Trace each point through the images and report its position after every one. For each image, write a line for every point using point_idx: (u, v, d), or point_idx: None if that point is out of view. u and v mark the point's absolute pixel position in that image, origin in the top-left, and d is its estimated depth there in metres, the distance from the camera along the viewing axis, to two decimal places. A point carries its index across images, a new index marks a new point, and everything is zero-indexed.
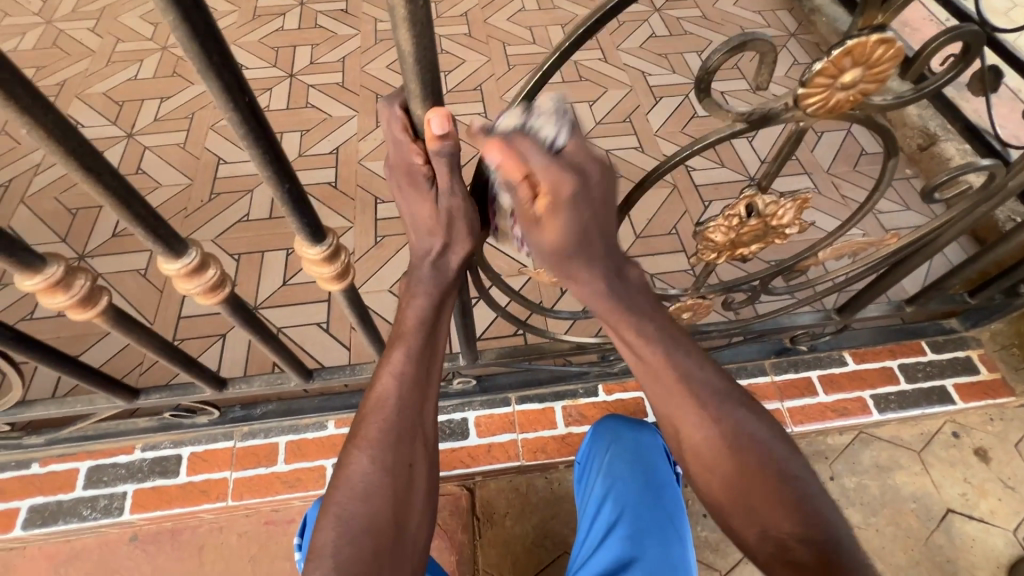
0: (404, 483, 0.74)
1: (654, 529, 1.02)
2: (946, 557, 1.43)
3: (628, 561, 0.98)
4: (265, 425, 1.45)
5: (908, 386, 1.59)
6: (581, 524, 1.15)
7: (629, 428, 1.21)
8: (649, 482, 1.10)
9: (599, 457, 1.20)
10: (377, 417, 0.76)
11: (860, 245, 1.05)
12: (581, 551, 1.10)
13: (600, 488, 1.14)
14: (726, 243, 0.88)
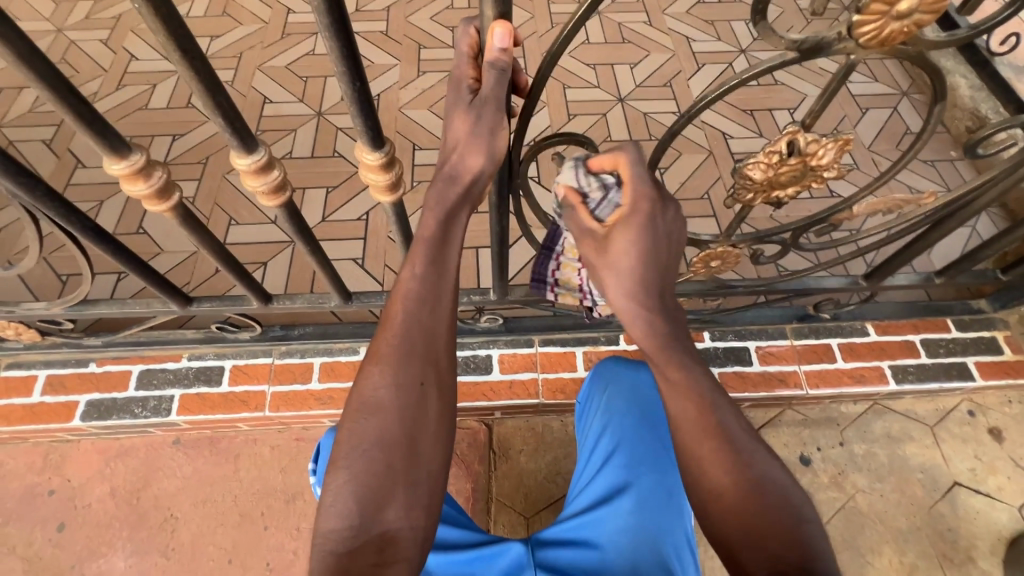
0: (418, 401, 0.69)
1: (650, 459, 1.05)
2: (948, 526, 1.46)
3: (624, 486, 1.02)
4: (302, 346, 1.54)
5: (929, 360, 1.59)
6: (581, 455, 1.19)
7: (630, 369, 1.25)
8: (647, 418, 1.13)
9: (598, 395, 1.22)
10: (392, 331, 0.72)
11: (896, 203, 1.06)
12: (581, 478, 1.14)
13: (599, 422, 1.17)
14: (763, 182, 0.91)
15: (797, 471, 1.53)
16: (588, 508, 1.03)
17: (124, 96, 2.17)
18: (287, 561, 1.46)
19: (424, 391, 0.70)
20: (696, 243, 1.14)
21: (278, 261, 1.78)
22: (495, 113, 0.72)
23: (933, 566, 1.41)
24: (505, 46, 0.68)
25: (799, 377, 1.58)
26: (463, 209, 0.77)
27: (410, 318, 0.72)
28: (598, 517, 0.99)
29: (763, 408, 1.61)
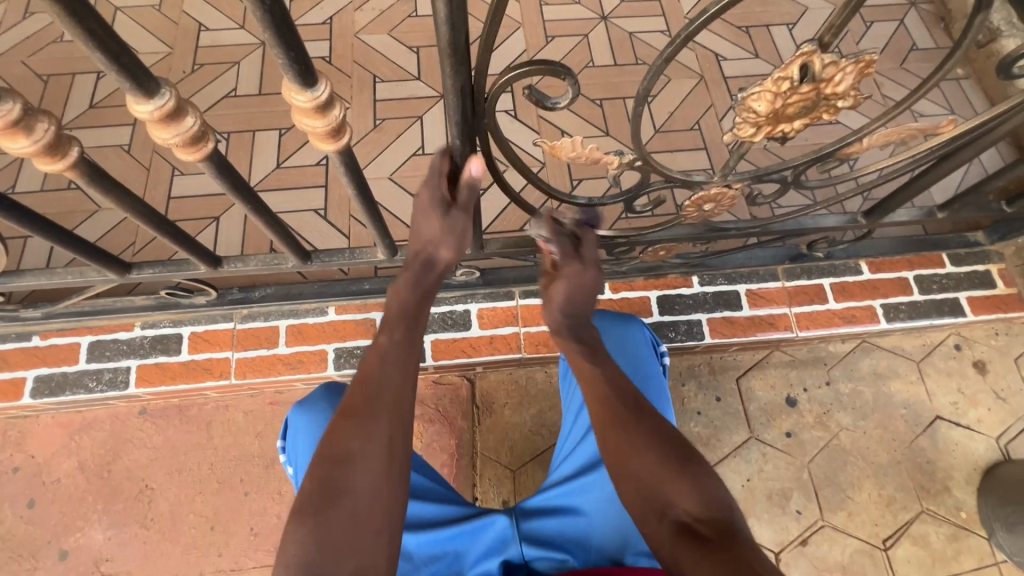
0: (385, 451, 0.72)
1: None
2: (926, 459, 1.48)
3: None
4: (265, 308, 1.43)
5: (921, 297, 1.55)
6: (564, 417, 1.15)
7: (612, 318, 1.19)
8: (634, 376, 1.09)
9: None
10: (361, 389, 0.77)
11: (912, 133, 0.95)
12: (563, 440, 1.13)
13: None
14: (767, 115, 0.79)
15: (782, 412, 1.52)
16: (573, 476, 1.04)
17: (34, 26, 1.88)
18: (271, 525, 1.44)
19: (390, 444, 0.73)
20: (688, 184, 1.02)
21: (232, 215, 1.63)
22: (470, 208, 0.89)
23: (910, 497, 1.44)
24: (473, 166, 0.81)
25: (790, 319, 1.53)
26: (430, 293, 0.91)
27: (378, 376, 0.78)
28: (585, 487, 1.01)
29: (750, 350, 1.57)
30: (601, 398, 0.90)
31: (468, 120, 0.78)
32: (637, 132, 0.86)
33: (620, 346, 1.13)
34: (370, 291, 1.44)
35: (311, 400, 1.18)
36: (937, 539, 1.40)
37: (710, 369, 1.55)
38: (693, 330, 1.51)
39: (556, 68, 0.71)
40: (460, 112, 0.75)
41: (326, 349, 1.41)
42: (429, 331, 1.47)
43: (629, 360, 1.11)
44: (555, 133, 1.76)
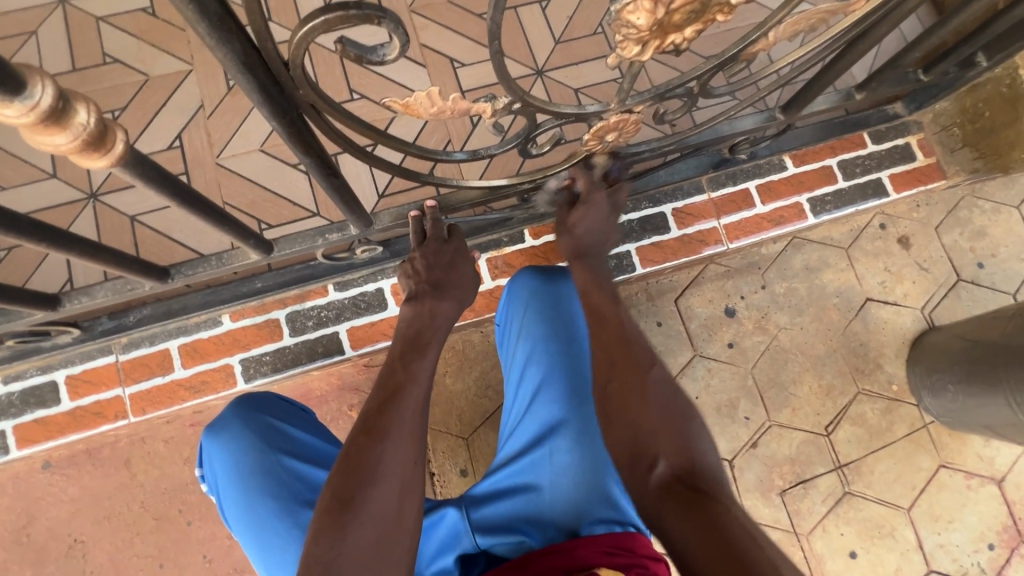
0: (408, 475, 0.74)
1: (581, 388, 0.99)
2: (860, 341, 1.52)
3: (556, 425, 0.96)
4: (147, 332, 1.25)
5: (846, 184, 1.54)
6: (506, 390, 1.08)
7: (541, 280, 1.12)
8: (571, 336, 1.04)
9: (516, 318, 1.10)
10: (386, 407, 0.78)
11: (822, 17, 0.82)
12: (507, 414, 1.06)
13: (521, 352, 1.06)
14: (651, 29, 0.63)
15: (722, 325, 1.51)
16: (523, 452, 0.97)
17: None
18: (225, 547, 1.28)
19: (414, 468, 0.75)
20: (582, 117, 0.88)
21: (81, 225, 1.34)
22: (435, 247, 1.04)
23: (847, 382, 1.50)
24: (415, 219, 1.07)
25: (719, 233, 1.51)
26: (450, 322, 0.99)
27: (399, 404, 0.79)
28: (536, 460, 0.94)
29: (685, 269, 1.51)
30: (614, 343, 0.91)
31: (276, 95, 0.60)
32: (503, 73, 0.69)
33: (554, 307, 1.08)
34: (265, 288, 1.27)
35: (220, 420, 1.02)
36: (872, 415, 1.48)
37: (648, 296, 1.50)
38: (622, 265, 1.47)
39: (361, 11, 0.52)
40: (255, 88, 0.57)
41: (231, 363, 1.26)
42: (343, 320, 1.30)
43: (565, 322, 1.06)
44: (442, 62, 1.52)
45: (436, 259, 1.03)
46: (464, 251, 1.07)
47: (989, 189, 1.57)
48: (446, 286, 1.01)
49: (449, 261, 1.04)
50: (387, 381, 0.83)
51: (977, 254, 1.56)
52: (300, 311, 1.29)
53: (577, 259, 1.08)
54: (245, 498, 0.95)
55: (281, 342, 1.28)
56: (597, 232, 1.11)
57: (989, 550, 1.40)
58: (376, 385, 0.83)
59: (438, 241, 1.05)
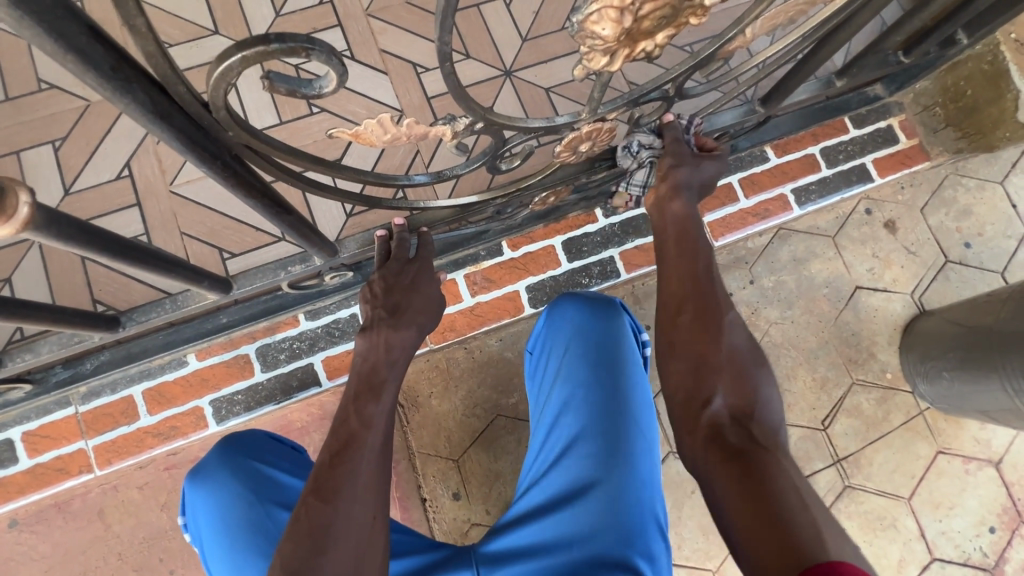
0: (366, 533, 0.68)
1: (619, 446, 0.92)
2: (851, 331, 1.49)
3: (592, 484, 0.89)
4: (107, 380, 1.17)
5: (829, 171, 1.50)
6: (535, 434, 1.02)
7: (589, 316, 1.05)
8: (615, 384, 0.97)
9: (556, 356, 1.03)
10: (339, 459, 0.72)
11: (801, 9, 0.77)
12: (534, 459, 1.00)
13: (559, 395, 0.99)
14: (618, 39, 0.57)
15: None
16: (548, 508, 0.90)
17: None
18: None
19: (373, 523, 0.70)
20: (553, 130, 0.82)
21: (26, 268, 1.24)
22: (395, 268, 0.96)
23: (840, 373, 1.47)
24: (380, 236, 0.99)
25: None
26: (408, 353, 0.90)
27: (353, 454, 0.73)
28: (561, 520, 0.87)
29: None
30: (690, 276, 0.87)
31: (202, 141, 0.53)
32: (460, 94, 0.63)
33: (598, 349, 1.01)
34: (231, 323, 1.19)
35: (206, 467, 0.95)
36: (868, 405, 1.45)
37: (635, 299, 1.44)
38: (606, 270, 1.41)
39: (285, 44, 0.45)
40: (176, 137, 0.50)
41: (201, 405, 1.18)
42: (317, 350, 1.23)
43: (609, 368, 0.99)
44: (405, 68, 1.43)
45: (399, 281, 0.94)
46: (429, 271, 0.98)
47: (973, 165, 1.54)
48: (409, 313, 0.91)
49: (409, 281, 0.95)
50: (338, 430, 0.77)
51: (964, 234, 1.54)
52: (271, 345, 1.22)
53: (678, 191, 0.93)
54: (229, 553, 0.88)
55: (252, 379, 1.21)
56: (701, 184, 0.96)
57: (990, 533, 1.40)
58: (328, 435, 0.77)
59: (399, 260, 0.97)
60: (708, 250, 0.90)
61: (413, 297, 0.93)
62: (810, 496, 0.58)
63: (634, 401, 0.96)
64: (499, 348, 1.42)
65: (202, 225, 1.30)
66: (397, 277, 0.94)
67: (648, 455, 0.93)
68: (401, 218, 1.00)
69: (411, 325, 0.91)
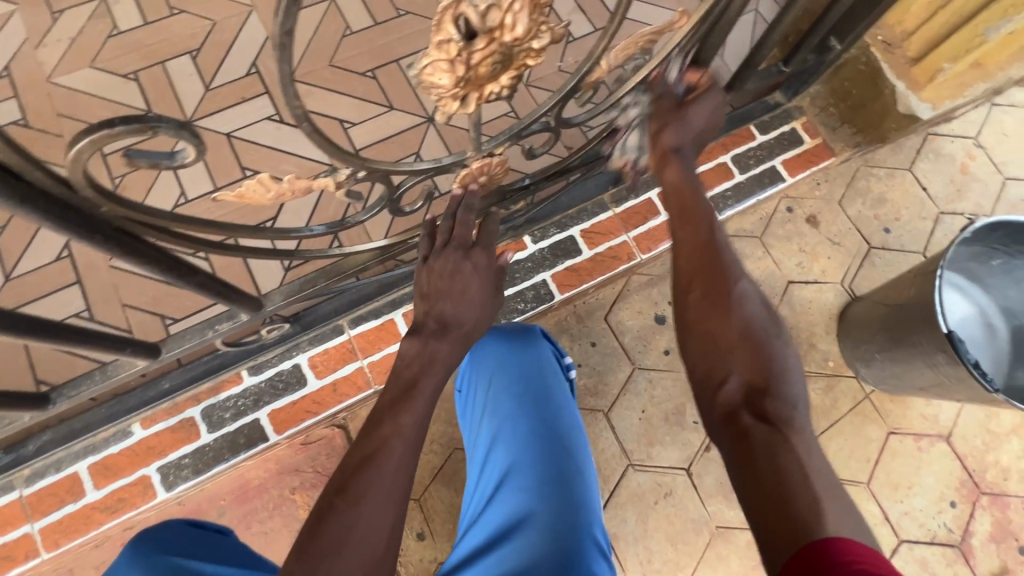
0: (382, 548, 0.65)
1: (550, 472, 0.93)
2: (790, 325, 1.54)
3: (526, 514, 0.89)
4: (50, 459, 1.17)
5: (743, 177, 1.59)
6: (470, 473, 1.02)
7: (510, 349, 1.08)
8: (541, 413, 1.01)
9: (481, 391, 1.06)
10: (361, 469, 0.68)
11: (650, 39, 0.85)
12: (471, 499, 0.99)
13: (487, 430, 1.01)
14: (459, 86, 0.64)
15: (655, 333, 1.50)
16: (487, 546, 0.89)
17: None
18: None
19: (391, 537, 0.66)
20: (443, 170, 0.88)
21: None
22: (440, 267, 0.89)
23: None
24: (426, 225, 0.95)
25: (631, 246, 1.52)
26: (451, 365, 0.84)
27: (381, 463, 0.68)
28: (500, 557, 0.86)
29: (609, 285, 1.51)
30: (698, 244, 0.79)
31: (78, 216, 0.57)
32: (330, 147, 0.69)
33: (521, 379, 1.04)
34: (174, 387, 1.22)
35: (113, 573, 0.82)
36: (815, 396, 1.49)
37: (578, 318, 1.49)
38: (541, 294, 1.47)
39: (129, 125, 0.50)
40: (45, 216, 0.54)
41: (148, 474, 1.18)
42: (262, 405, 1.24)
43: (534, 395, 1.02)
44: (332, 125, 1.51)
45: (443, 281, 0.87)
46: (474, 272, 0.89)
47: (880, 156, 1.64)
48: (457, 330, 0.86)
49: (461, 287, 0.88)
50: (368, 436, 0.72)
51: (883, 220, 1.61)
52: (215, 405, 1.23)
53: (668, 157, 0.89)
54: None
55: (199, 442, 1.21)
56: (696, 135, 0.92)
57: (952, 508, 1.41)
58: (354, 440, 0.72)
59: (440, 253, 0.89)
60: (706, 207, 0.83)
61: (458, 302, 0.86)
62: (820, 480, 0.55)
63: (560, 428, 1.00)
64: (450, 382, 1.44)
65: (143, 294, 1.34)
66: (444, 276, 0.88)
67: (580, 475, 0.95)
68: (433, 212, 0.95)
69: (456, 331, 0.85)
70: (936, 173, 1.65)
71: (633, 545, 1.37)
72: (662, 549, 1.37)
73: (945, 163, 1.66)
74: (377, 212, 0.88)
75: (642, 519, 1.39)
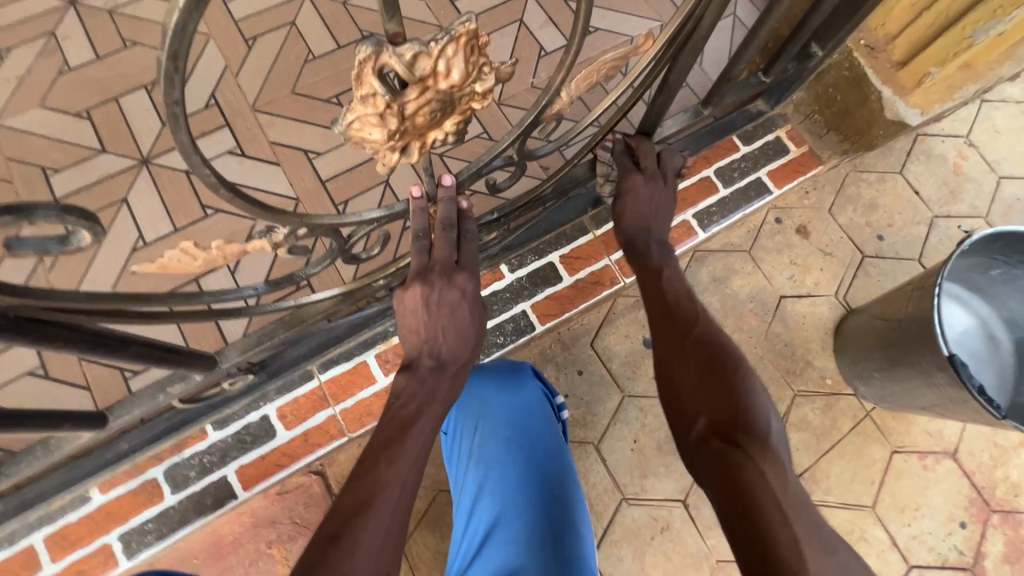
0: None
1: (540, 523, 0.84)
2: (784, 342, 1.47)
3: (516, 573, 0.79)
4: (2, 533, 1.09)
5: (727, 191, 1.52)
6: (454, 524, 0.92)
7: (497, 388, 1.00)
8: (530, 458, 0.92)
9: (467, 433, 0.97)
10: (355, 518, 0.63)
11: (614, 64, 0.77)
12: (455, 557, 0.88)
13: (473, 476, 0.92)
14: (394, 138, 0.57)
15: (644, 358, 1.44)
16: None
17: None
18: None
19: None
20: (395, 216, 0.81)
21: None
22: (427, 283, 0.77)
23: (781, 387, 1.44)
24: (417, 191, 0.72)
25: (613, 270, 1.46)
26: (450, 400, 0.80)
27: (376, 510, 0.64)
28: None
29: (593, 310, 1.45)
30: (663, 305, 0.90)
31: None
32: (258, 209, 0.62)
33: (509, 421, 0.96)
34: (133, 449, 1.14)
35: None
36: (814, 416, 1.42)
37: (562, 346, 1.42)
38: (521, 325, 1.40)
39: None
40: None
41: (109, 542, 1.11)
42: (229, 461, 1.17)
43: (525, 441, 0.94)
44: (297, 156, 1.45)
45: (436, 313, 0.78)
46: (472, 297, 0.80)
47: (869, 161, 1.58)
48: (453, 361, 0.80)
49: (450, 316, 0.79)
50: (363, 478, 0.67)
51: (875, 228, 1.55)
52: (178, 464, 1.15)
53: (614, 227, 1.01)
54: None
55: (162, 504, 1.14)
56: (653, 204, 0.99)
57: (962, 529, 1.35)
58: (349, 480, 0.68)
59: (428, 274, 0.77)
60: (675, 271, 0.96)
61: (459, 336, 0.79)
62: (797, 514, 0.61)
63: (551, 474, 0.91)
64: None
65: None
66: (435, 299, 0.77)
67: (573, 530, 0.85)
68: (418, 190, 0.72)
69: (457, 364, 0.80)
70: (929, 176, 1.59)
71: None
72: None
73: (937, 164, 1.60)
74: (326, 263, 0.81)
75: (638, 557, 1.32)
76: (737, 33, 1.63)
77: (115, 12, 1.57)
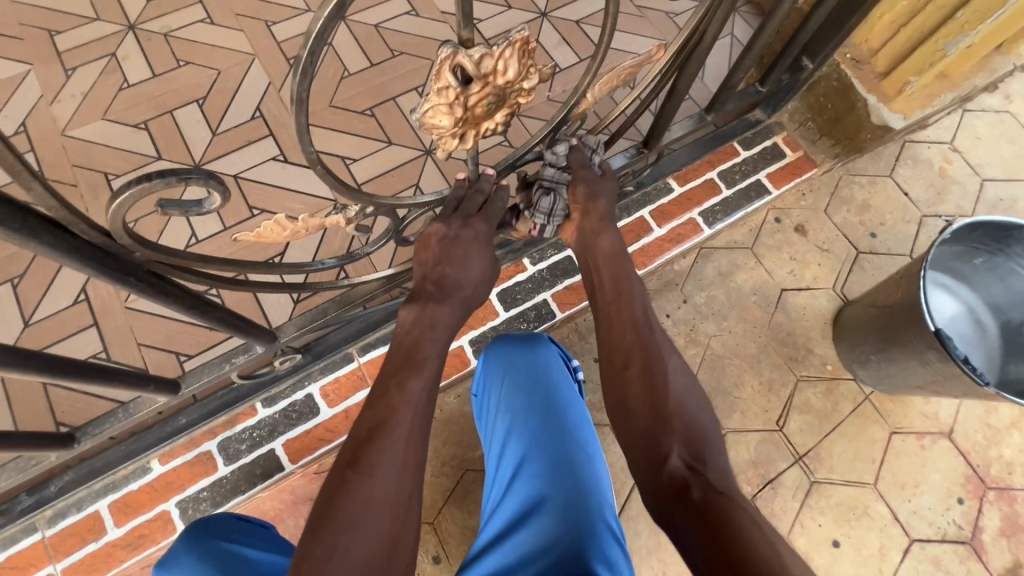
0: (397, 507, 0.69)
1: (562, 461, 0.93)
2: (786, 331, 1.58)
3: (541, 501, 0.88)
4: (72, 499, 1.19)
5: (729, 191, 1.66)
6: (487, 468, 1.03)
7: (521, 348, 1.10)
8: (552, 406, 1.01)
9: (496, 388, 1.08)
10: (372, 438, 0.71)
11: (631, 70, 0.89)
12: (490, 494, 0.99)
13: (502, 424, 1.02)
14: (458, 125, 0.69)
15: None
16: (505, 533, 0.88)
17: None
18: None
19: (406, 496, 0.70)
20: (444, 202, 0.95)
21: None
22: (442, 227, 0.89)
23: (784, 372, 1.54)
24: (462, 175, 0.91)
25: None
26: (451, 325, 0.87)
27: (389, 433, 0.72)
28: (518, 541, 0.84)
29: None
30: (633, 324, 0.91)
31: (115, 262, 0.63)
32: (341, 187, 0.74)
33: (532, 375, 1.06)
34: (191, 422, 1.24)
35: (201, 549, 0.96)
36: (816, 400, 1.52)
37: (579, 335, 1.52)
38: (542, 312, 1.51)
39: (164, 178, 0.55)
40: (85, 264, 0.60)
41: (167, 508, 1.21)
42: (277, 436, 1.27)
43: (544, 391, 1.03)
44: (335, 162, 1.58)
45: (444, 249, 0.88)
46: (482, 240, 0.90)
47: (860, 165, 1.71)
48: (455, 287, 0.88)
49: (462, 251, 0.88)
50: (377, 403, 0.75)
51: (868, 226, 1.67)
52: (231, 438, 1.26)
53: (604, 224, 1.00)
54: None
55: (216, 474, 1.24)
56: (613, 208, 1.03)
57: (960, 505, 1.43)
58: (365, 408, 0.76)
59: (449, 216, 0.89)
60: (632, 285, 0.96)
61: (460, 267, 0.88)
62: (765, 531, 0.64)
63: (571, 420, 1.00)
64: (459, 404, 1.47)
65: (158, 332, 1.38)
66: (446, 240, 0.88)
67: (591, 468, 0.93)
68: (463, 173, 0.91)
69: (456, 287, 0.88)
70: (916, 178, 1.72)
71: (647, 557, 1.38)
72: (676, 559, 1.38)
73: (924, 168, 1.72)
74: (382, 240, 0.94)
75: (654, 531, 1.40)
76: (735, 51, 1.79)
77: (170, 35, 1.73)
